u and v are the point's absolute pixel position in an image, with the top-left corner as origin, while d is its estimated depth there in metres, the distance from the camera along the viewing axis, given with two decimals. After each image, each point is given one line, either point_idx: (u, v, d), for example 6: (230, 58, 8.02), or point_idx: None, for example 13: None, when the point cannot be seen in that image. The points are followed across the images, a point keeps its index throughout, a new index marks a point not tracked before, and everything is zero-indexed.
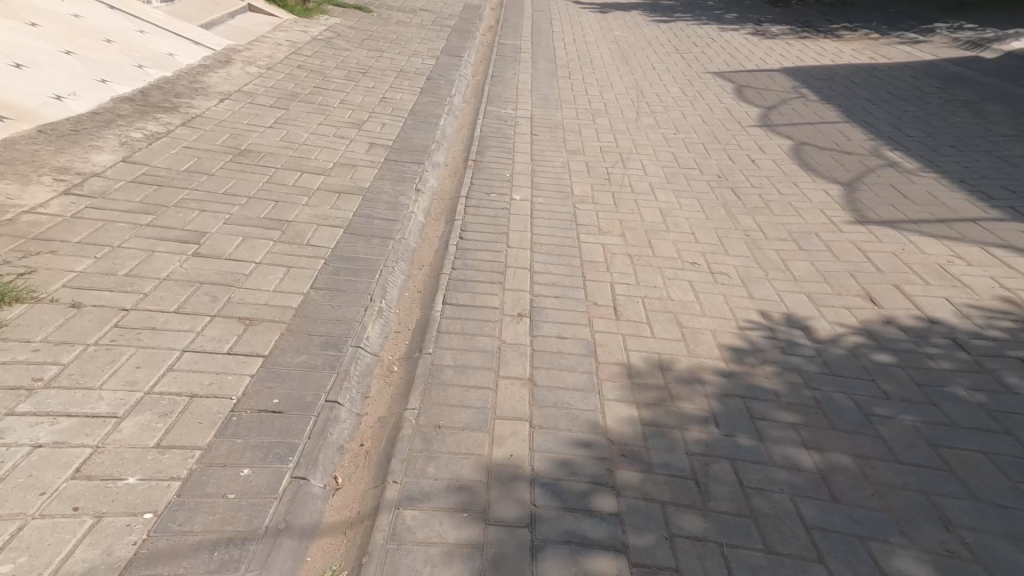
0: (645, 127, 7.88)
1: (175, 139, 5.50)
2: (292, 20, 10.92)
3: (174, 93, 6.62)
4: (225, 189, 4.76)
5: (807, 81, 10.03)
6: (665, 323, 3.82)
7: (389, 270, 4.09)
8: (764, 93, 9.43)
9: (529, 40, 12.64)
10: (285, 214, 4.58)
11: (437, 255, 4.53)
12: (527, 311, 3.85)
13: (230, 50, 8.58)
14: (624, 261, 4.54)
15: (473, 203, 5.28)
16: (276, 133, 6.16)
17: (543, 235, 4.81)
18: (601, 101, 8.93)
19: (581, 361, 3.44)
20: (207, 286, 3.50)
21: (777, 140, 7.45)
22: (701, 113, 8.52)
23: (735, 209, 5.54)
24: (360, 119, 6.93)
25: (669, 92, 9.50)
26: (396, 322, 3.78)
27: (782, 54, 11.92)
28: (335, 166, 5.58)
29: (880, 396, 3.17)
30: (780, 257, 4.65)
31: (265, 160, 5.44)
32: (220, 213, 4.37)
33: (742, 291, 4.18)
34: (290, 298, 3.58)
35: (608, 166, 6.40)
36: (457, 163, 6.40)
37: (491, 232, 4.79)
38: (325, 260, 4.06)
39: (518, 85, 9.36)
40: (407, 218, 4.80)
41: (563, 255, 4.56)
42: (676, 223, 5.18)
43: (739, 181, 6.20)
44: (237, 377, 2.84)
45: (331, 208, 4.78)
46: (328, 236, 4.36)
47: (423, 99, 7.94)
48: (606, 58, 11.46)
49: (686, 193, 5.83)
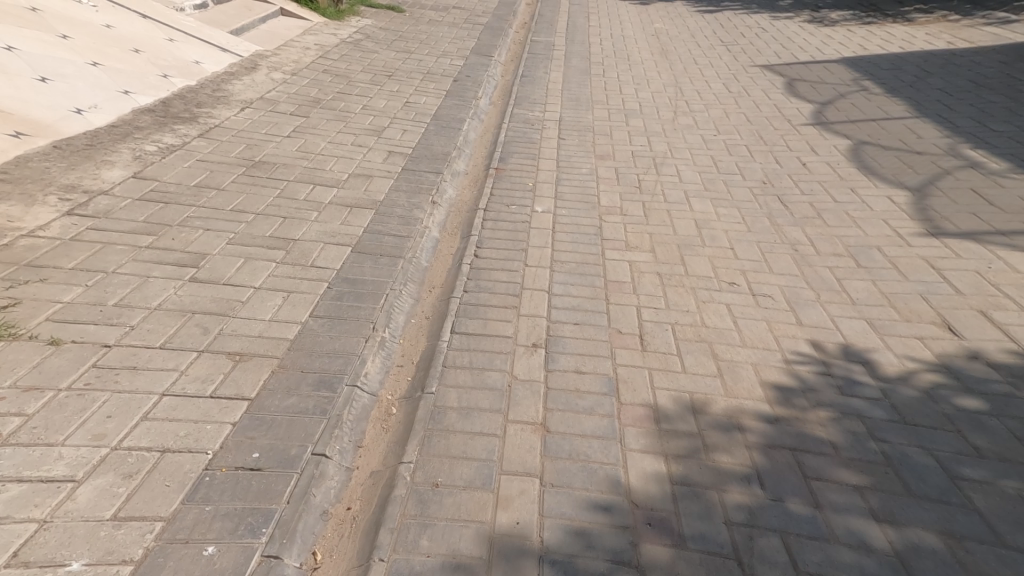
0: (683, 128, 7.34)
1: (190, 151, 5.37)
2: (323, 23, 10.79)
3: (195, 102, 6.51)
4: (233, 205, 4.58)
5: (868, 71, 9.26)
6: (698, 354, 3.37)
7: (395, 294, 3.85)
8: (818, 87, 8.71)
9: (563, 35, 12.18)
10: (292, 230, 4.36)
11: (450, 276, 4.26)
12: (543, 341, 3.50)
13: (257, 56, 8.48)
14: (654, 281, 4.11)
15: (493, 216, 4.95)
16: (293, 142, 5.96)
17: (565, 252, 4.45)
18: (638, 100, 8.42)
19: (601, 402, 3.02)
20: (200, 315, 3.30)
21: (831, 140, 6.80)
22: (745, 111, 7.93)
23: (782, 219, 5.01)
24: (380, 126, 6.67)
25: (711, 89, 8.90)
26: (400, 354, 3.51)
27: (842, 41, 11.11)
28: (349, 177, 5.33)
29: (970, 453, 2.64)
30: (835, 276, 4.12)
31: (277, 173, 5.24)
32: (224, 232, 4.19)
33: (789, 317, 3.68)
34: (287, 328, 3.36)
35: (642, 172, 5.94)
36: (479, 171, 6.07)
37: (508, 249, 4.47)
38: (329, 283, 3.84)
39: (549, 85, 8.95)
40: (420, 234, 4.55)
41: (585, 274, 4.18)
42: (715, 237, 4.69)
43: (787, 187, 5.63)
44: (217, 426, 2.61)
45: (340, 224, 4.53)
46: (334, 255, 4.14)
47: (448, 102, 7.64)
48: (644, 53, 10.91)
49: (728, 202, 5.32)
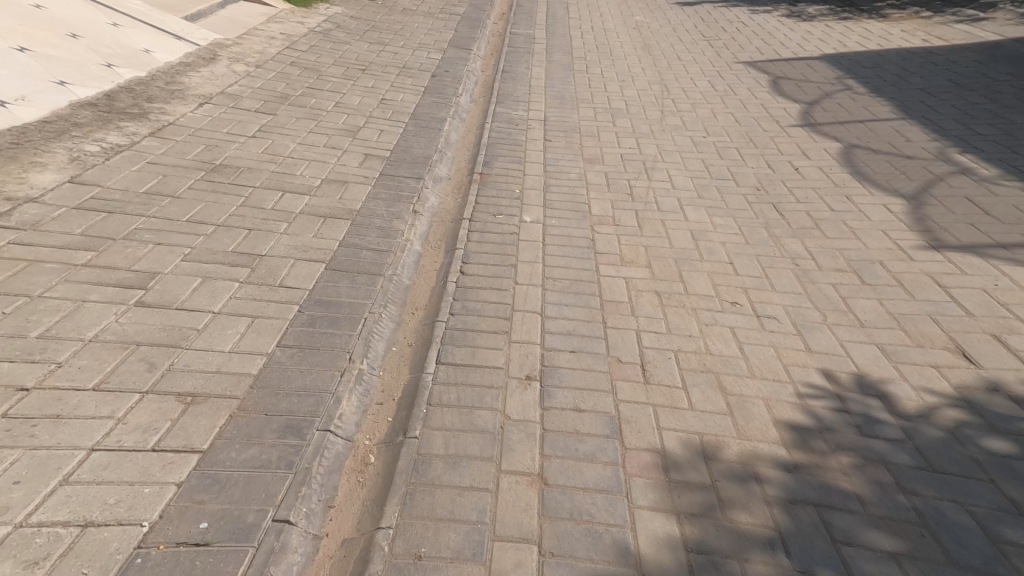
0: (670, 129, 7.09)
1: (139, 152, 4.90)
2: (289, 10, 10.23)
3: (146, 96, 5.99)
4: (190, 215, 4.18)
5: (852, 69, 9.12)
6: (704, 387, 3.16)
7: (374, 318, 3.53)
8: (803, 85, 8.54)
9: (543, 28, 11.80)
10: (258, 245, 4.02)
11: (434, 297, 3.96)
12: (537, 374, 3.27)
13: (216, 45, 7.94)
14: (651, 301, 3.93)
15: (479, 229, 4.67)
16: (258, 143, 5.54)
17: (557, 269, 4.25)
18: (621, 98, 8.14)
19: (603, 447, 2.76)
20: (146, 347, 2.87)
21: (821, 143, 6.62)
22: (732, 111, 7.71)
23: (780, 230, 4.76)
24: (355, 125, 6.28)
25: (696, 87, 8.67)
26: (380, 388, 3.17)
27: (823, 37, 10.98)
28: (322, 183, 5.00)
29: (1006, 508, 2.42)
30: (839, 294, 3.90)
31: (240, 178, 4.85)
32: (179, 247, 3.78)
33: (796, 342, 3.46)
34: (250, 361, 2.97)
35: (632, 178, 5.66)
36: (462, 175, 5.74)
37: (495, 268, 4.22)
38: (300, 306, 3.50)
39: (530, 81, 8.61)
40: (400, 249, 4.26)
41: (580, 294, 4.00)
42: (712, 250, 4.47)
43: (781, 194, 5.41)
44: (158, 488, 2.23)
45: (313, 237, 4.24)
46: (305, 274, 3.82)
47: (426, 99, 7.26)
48: (627, 48, 10.63)
49: (722, 210, 5.08)
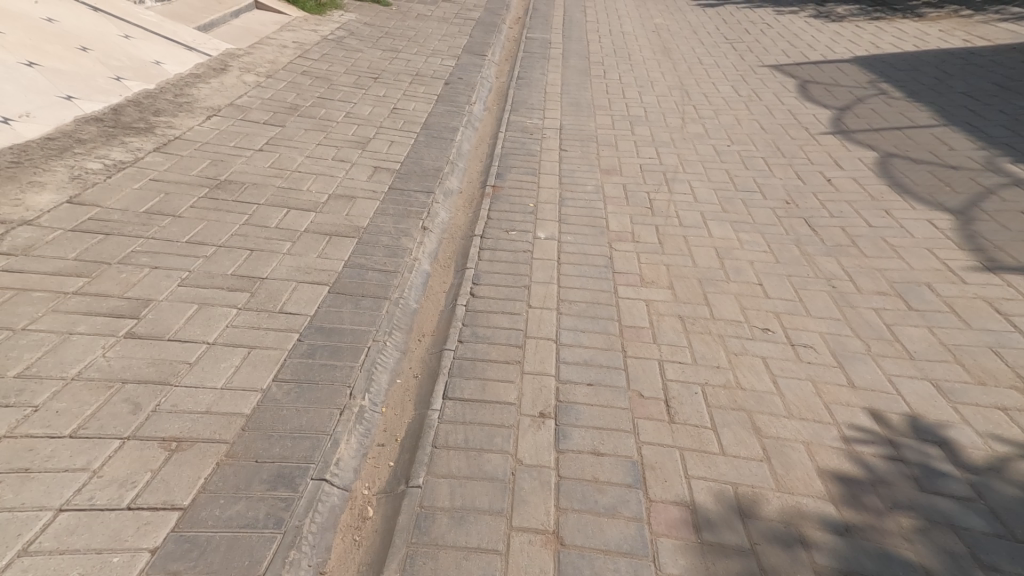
0: (692, 138, 6.83)
1: (142, 169, 4.78)
2: (302, 18, 10.13)
3: (153, 109, 5.88)
4: (190, 235, 4.01)
5: (886, 72, 8.73)
6: (735, 427, 2.93)
7: (377, 347, 3.33)
8: (833, 90, 8.18)
9: (559, 32, 11.55)
10: (259, 267, 3.83)
11: (442, 324, 3.79)
12: (551, 411, 3.06)
13: (228, 56, 7.84)
14: (675, 326, 3.80)
15: (489, 253, 4.53)
16: (266, 157, 5.41)
17: (572, 290, 4.15)
18: (641, 105, 7.87)
19: (626, 499, 2.54)
20: (132, 385, 2.67)
21: (855, 152, 6.25)
22: (758, 117, 7.40)
23: (812, 246, 4.61)
24: (365, 136, 6.14)
25: (719, 92, 8.35)
26: (382, 427, 2.94)
27: (853, 38, 10.56)
28: (329, 199, 4.86)
29: None
30: (882, 321, 3.64)
31: (245, 195, 4.71)
32: (176, 271, 3.60)
33: (837, 376, 3.20)
34: (243, 399, 2.74)
35: (651, 191, 5.64)
36: (473, 189, 5.70)
37: (507, 290, 4.08)
38: (300, 334, 3.30)
39: (546, 88, 8.38)
40: (408, 270, 4.11)
41: (596, 318, 3.87)
42: (739, 269, 4.39)
43: (813, 209, 5.16)
44: (130, 555, 2.02)
45: (317, 257, 4.07)
46: (307, 297, 3.63)
47: (438, 108, 7.11)
48: (646, 51, 10.33)
49: (749, 225, 4.98)
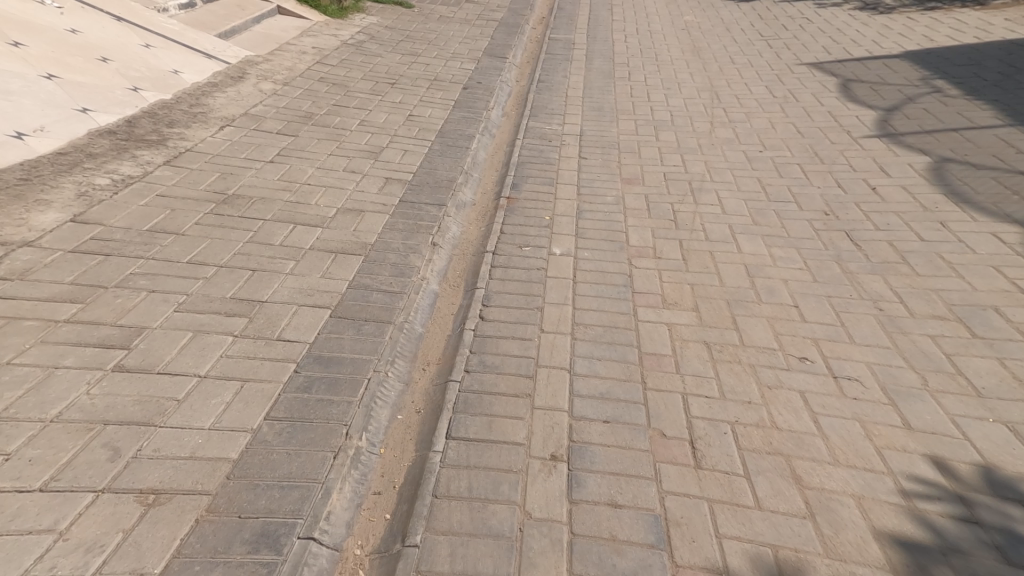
0: (721, 143, 6.55)
1: (150, 183, 4.68)
2: (323, 23, 10.03)
3: (167, 121, 5.78)
4: (191, 255, 3.97)
5: (939, 68, 8.27)
6: (771, 474, 2.61)
7: (377, 380, 3.28)
8: (879, 89, 7.71)
9: (584, 31, 11.22)
10: (262, 289, 3.81)
11: (448, 352, 3.72)
12: (564, 453, 2.84)
13: (246, 63, 7.76)
14: (699, 353, 3.55)
15: (500, 275, 4.41)
16: (274, 170, 5.35)
17: (587, 312, 4.03)
18: (667, 108, 7.54)
19: (647, 563, 2.29)
20: (113, 427, 2.67)
21: (903, 157, 5.99)
22: (793, 120, 7.03)
23: (855, 263, 4.34)
24: (378, 146, 6.11)
25: (752, 93, 7.94)
26: (380, 471, 2.87)
27: (900, 32, 10.03)
28: (337, 213, 4.88)
29: None
30: (940, 350, 3.30)
31: (251, 211, 4.69)
32: (173, 295, 3.55)
33: (890, 415, 2.85)
34: (231, 441, 2.72)
35: (676, 202, 5.44)
36: (488, 200, 5.64)
37: (519, 313, 4.01)
38: (297, 365, 3.25)
39: (568, 91, 8.12)
40: (413, 293, 4.08)
41: (613, 344, 3.70)
42: (772, 289, 4.13)
43: (855, 221, 4.95)
44: None
45: (321, 276, 4.07)
46: (307, 323, 3.60)
47: (455, 115, 7.00)
48: (674, 50, 9.96)
49: (783, 239, 4.75)
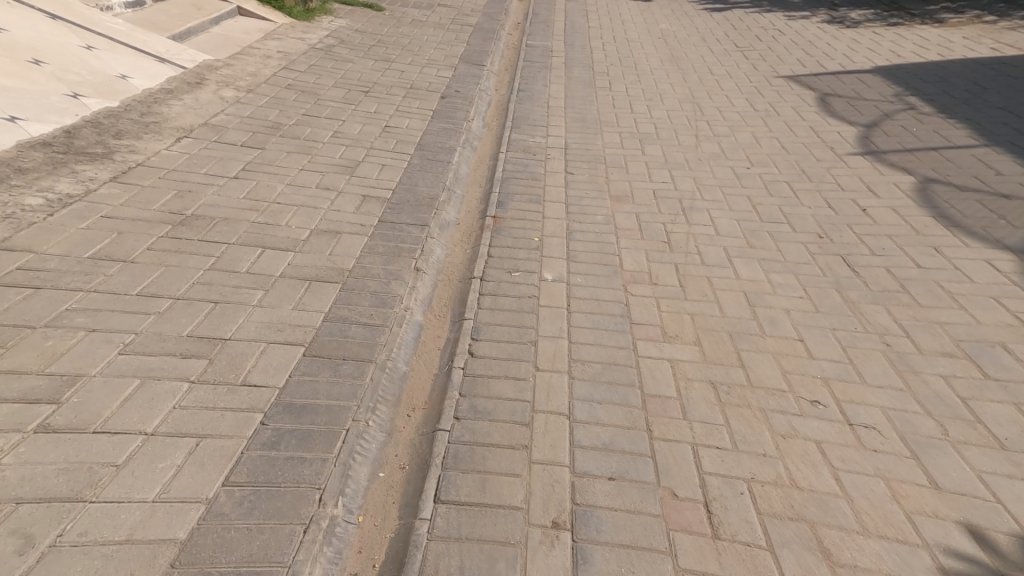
0: (707, 158, 6.39)
1: (93, 204, 4.28)
2: (289, 25, 9.58)
3: (113, 131, 5.36)
4: (142, 286, 3.54)
5: (913, 84, 8.33)
6: (796, 546, 2.49)
7: (357, 431, 2.92)
8: (857, 104, 7.69)
9: (560, 38, 11.02)
10: (224, 325, 3.41)
11: (434, 395, 3.39)
12: (566, 520, 2.60)
13: (205, 67, 7.30)
14: (705, 395, 3.38)
15: (489, 304, 4.10)
16: (239, 187, 5.00)
17: (585, 347, 3.79)
18: (649, 119, 7.36)
19: None
20: (28, 506, 2.29)
21: (889, 177, 5.90)
22: (777, 134, 6.93)
23: (854, 292, 4.23)
24: (354, 160, 5.76)
25: (734, 105, 7.82)
26: (358, 544, 2.55)
27: (872, 46, 10.12)
28: (310, 235, 4.51)
29: None
30: (956, 393, 3.25)
31: (212, 233, 4.28)
32: (116, 335, 3.11)
33: (916, 473, 2.80)
34: (175, 520, 2.34)
35: (667, 221, 5.23)
36: (473, 219, 5.33)
37: (511, 348, 3.73)
38: (264, 416, 2.85)
39: (548, 100, 7.88)
40: (395, 327, 3.73)
41: (615, 385, 3.48)
42: (774, 320, 3.98)
43: (849, 244, 4.83)
44: None
45: (293, 309, 3.70)
46: (275, 365, 3.20)
47: (434, 126, 6.69)
48: (652, 59, 9.83)
49: (779, 265, 4.60)
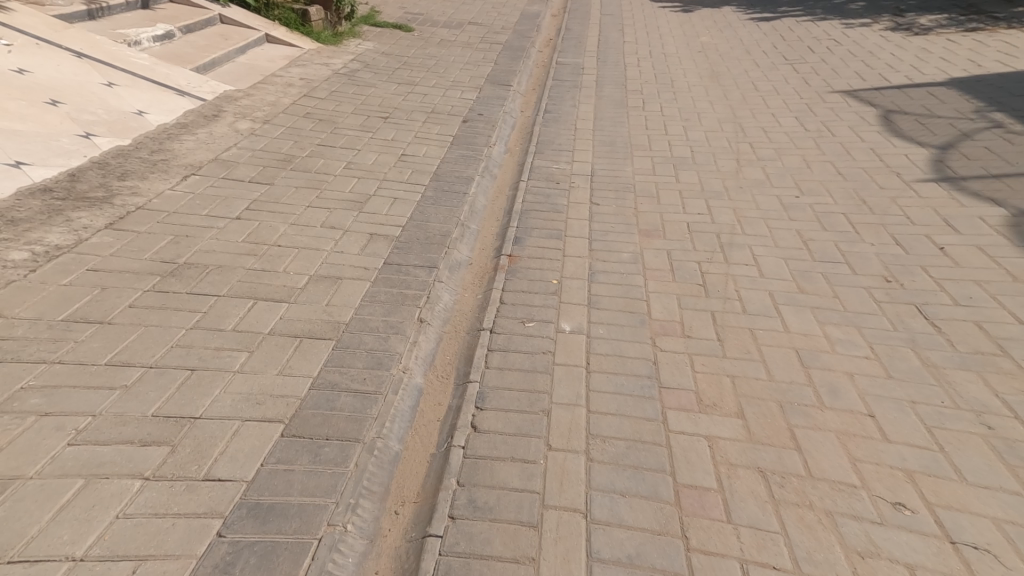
0: (751, 185, 5.75)
1: (81, 255, 4.02)
2: (314, 50, 9.42)
3: (119, 172, 5.15)
4: (111, 355, 3.23)
5: (993, 98, 7.47)
6: None
7: (331, 541, 2.47)
8: (926, 121, 6.90)
9: (593, 54, 10.52)
10: (195, 399, 3.03)
11: (428, 483, 2.91)
12: None
13: (225, 98, 7.14)
14: (756, 490, 2.83)
15: (498, 363, 3.59)
16: (240, 228, 4.68)
17: (608, 418, 3.23)
18: (686, 142, 6.77)
19: None
20: None
21: (971, 209, 5.15)
22: (831, 157, 6.24)
23: (937, 357, 3.60)
24: (365, 194, 5.39)
25: (781, 124, 7.15)
26: None
27: (943, 55, 9.25)
28: (308, 282, 4.12)
29: None
30: None
31: (203, 283, 3.95)
32: (68, 422, 2.80)
33: None
34: None
35: (704, 260, 4.63)
36: (487, 257, 4.85)
37: (521, 419, 3.21)
38: (222, 525, 2.46)
39: (576, 122, 7.39)
40: (390, 395, 3.27)
41: (643, 472, 2.93)
42: (836, 389, 3.39)
43: (926, 292, 4.16)
44: None
45: (277, 374, 3.29)
46: (246, 451, 2.80)
47: (453, 153, 6.29)
48: (691, 74, 9.24)
49: (841, 316, 3.97)
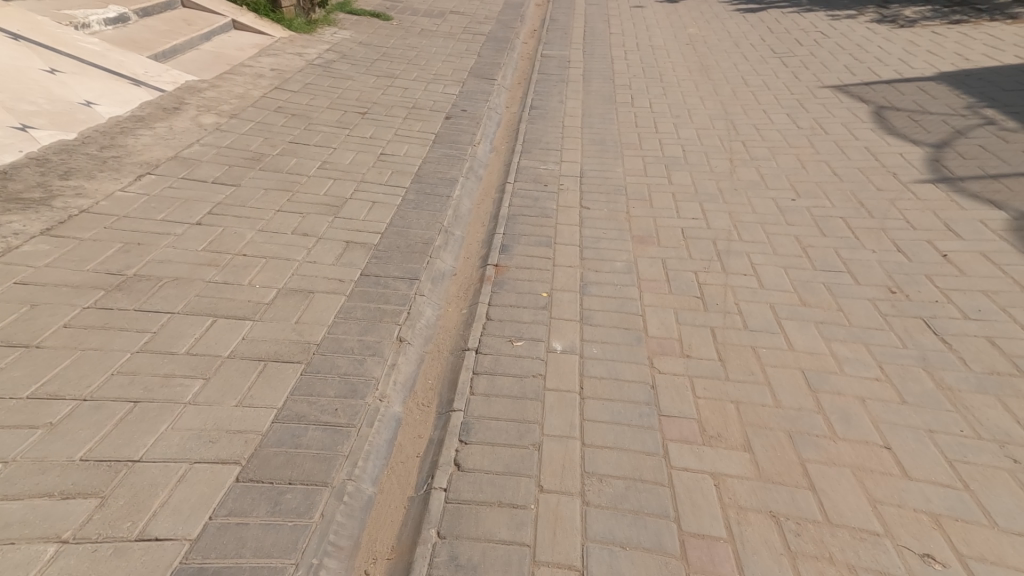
0: (746, 187, 5.48)
1: (11, 266, 3.60)
2: (287, 39, 8.93)
3: (62, 170, 4.69)
4: (37, 387, 2.84)
5: (986, 93, 7.30)
6: None
7: None
8: (920, 118, 6.70)
9: (579, 46, 10.16)
10: (134, 440, 2.65)
11: (404, 533, 2.58)
12: None
13: (187, 89, 6.66)
14: (771, 540, 2.55)
15: (484, 389, 3.26)
16: (201, 234, 4.27)
17: (605, 453, 2.92)
18: (677, 140, 6.47)
19: None
20: None
21: (972, 211, 4.94)
22: (827, 156, 6.00)
23: (952, 378, 3.36)
24: (340, 196, 5.00)
25: (775, 122, 6.88)
26: None
27: (933, 48, 9.08)
28: (276, 296, 3.74)
29: None
30: None
31: (154, 298, 3.55)
32: None
33: None
34: None
35: (700, 269, 4.34)
36: (473, 266, 4.51)
37: (510, 456, 2.88)
38: None
39: (563, 118, 7.05)
40: (364, 429, 2.93)
41: (645, 518, 2.62)
42: (849, 417, 3.12)
43: (934, 304, 3.93)
44: None
45: (234, 405, 2.91)
46: (191, 502, 2.44)
47: (435, 152, 5.92)
48: (681, 69, 8.94)
49: (848, 332, 3.71)
